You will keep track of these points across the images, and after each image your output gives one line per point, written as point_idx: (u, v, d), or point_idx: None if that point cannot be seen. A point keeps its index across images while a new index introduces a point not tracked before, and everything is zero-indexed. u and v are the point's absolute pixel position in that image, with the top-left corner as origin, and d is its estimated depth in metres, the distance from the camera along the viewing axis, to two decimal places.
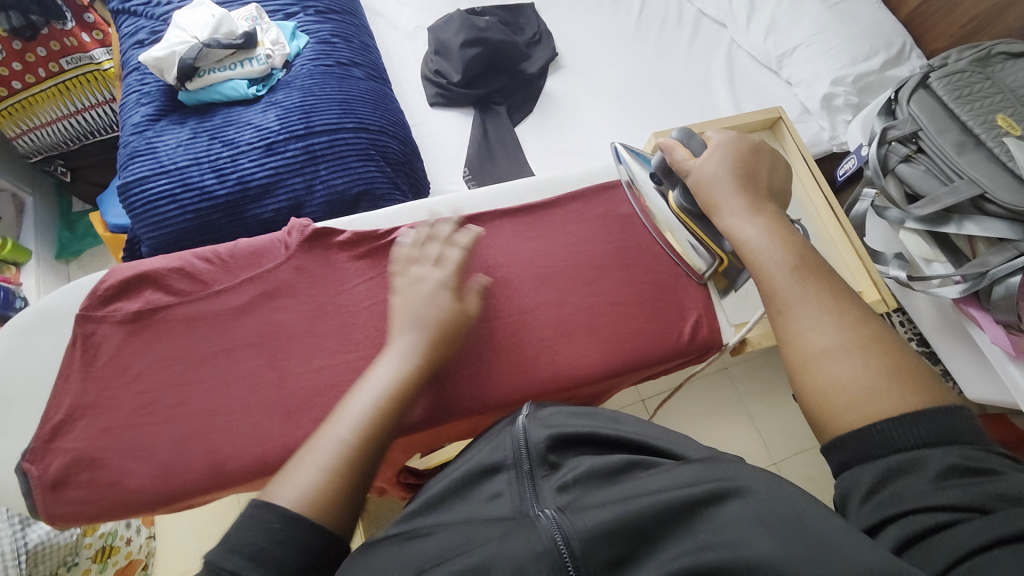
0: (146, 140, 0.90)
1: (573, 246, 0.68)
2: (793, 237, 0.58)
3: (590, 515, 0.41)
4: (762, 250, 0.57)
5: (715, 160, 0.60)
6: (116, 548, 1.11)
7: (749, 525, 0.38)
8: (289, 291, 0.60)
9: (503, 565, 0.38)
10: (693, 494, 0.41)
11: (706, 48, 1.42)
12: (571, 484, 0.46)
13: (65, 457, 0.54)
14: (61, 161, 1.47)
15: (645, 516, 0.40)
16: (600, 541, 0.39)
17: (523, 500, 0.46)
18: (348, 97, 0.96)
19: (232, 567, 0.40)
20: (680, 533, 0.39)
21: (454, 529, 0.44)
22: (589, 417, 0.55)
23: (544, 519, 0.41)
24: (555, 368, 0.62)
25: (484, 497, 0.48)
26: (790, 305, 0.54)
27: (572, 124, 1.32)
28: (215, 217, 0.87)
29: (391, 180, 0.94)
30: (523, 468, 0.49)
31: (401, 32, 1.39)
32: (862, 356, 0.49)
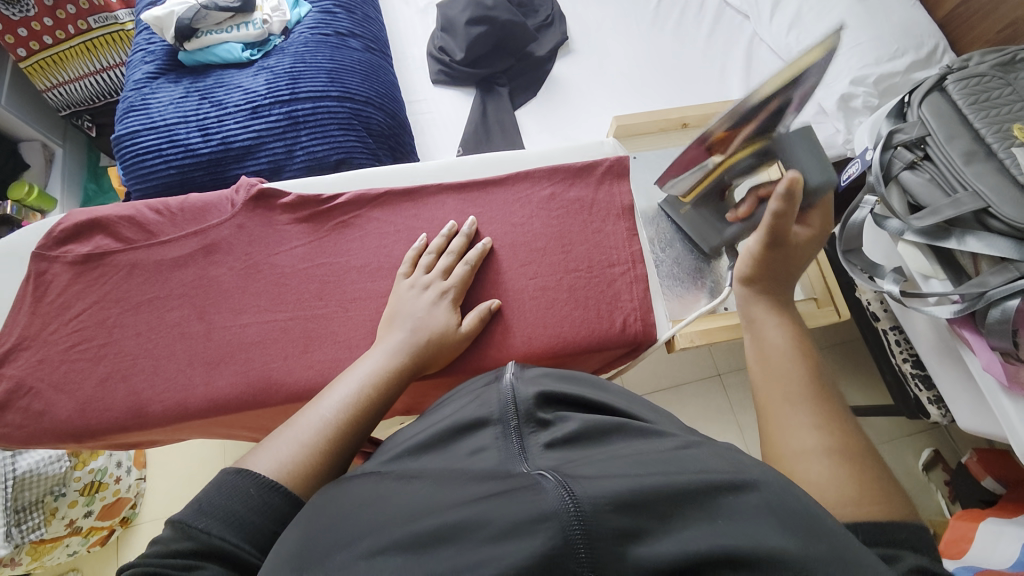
0: (142, 97, 0.94)
1: (514, 225, 0.66)
2: (809, 344, 0.55)
3: (600, 482, 0.33)
4: (770, 337, 0.56)
5: (800, 247, 0.60)
6: (104, 484, 1.18)
7: (767, 520, 0.33)
8: (227, 248, 0.62)
9: (493, 527, 0.32)
10: (709, 482, 0.35)
11: (727, 40, 1.35)
12: (560, 442, 0.41)
13: (8, 383, 0.57)
14: (88, 117, 1.53)
15: (663, 491, 0.33)
16: (615, 506, 0.32)
17: (509, 455, 0.40)
18: (338, 66, 0.97)
19: (203, 528, 0.38)
20: (698, 517, 0.33)
21: (429, 482, 0.39)
22: (577, 383, 0.51)
23: (547, 482, 0.34)
24: (474, 347, 0.61)
25: (466, 452, 0.42)
26: (774, 402, 0.50)
27: (576, 110, 1.29)
28: (197, 174, 0.90)
29: (371, 151, 0.95)
30: (508, 425, 0.43)
31: (413, 8, 1.39)
32: (841, 461, 0.44)
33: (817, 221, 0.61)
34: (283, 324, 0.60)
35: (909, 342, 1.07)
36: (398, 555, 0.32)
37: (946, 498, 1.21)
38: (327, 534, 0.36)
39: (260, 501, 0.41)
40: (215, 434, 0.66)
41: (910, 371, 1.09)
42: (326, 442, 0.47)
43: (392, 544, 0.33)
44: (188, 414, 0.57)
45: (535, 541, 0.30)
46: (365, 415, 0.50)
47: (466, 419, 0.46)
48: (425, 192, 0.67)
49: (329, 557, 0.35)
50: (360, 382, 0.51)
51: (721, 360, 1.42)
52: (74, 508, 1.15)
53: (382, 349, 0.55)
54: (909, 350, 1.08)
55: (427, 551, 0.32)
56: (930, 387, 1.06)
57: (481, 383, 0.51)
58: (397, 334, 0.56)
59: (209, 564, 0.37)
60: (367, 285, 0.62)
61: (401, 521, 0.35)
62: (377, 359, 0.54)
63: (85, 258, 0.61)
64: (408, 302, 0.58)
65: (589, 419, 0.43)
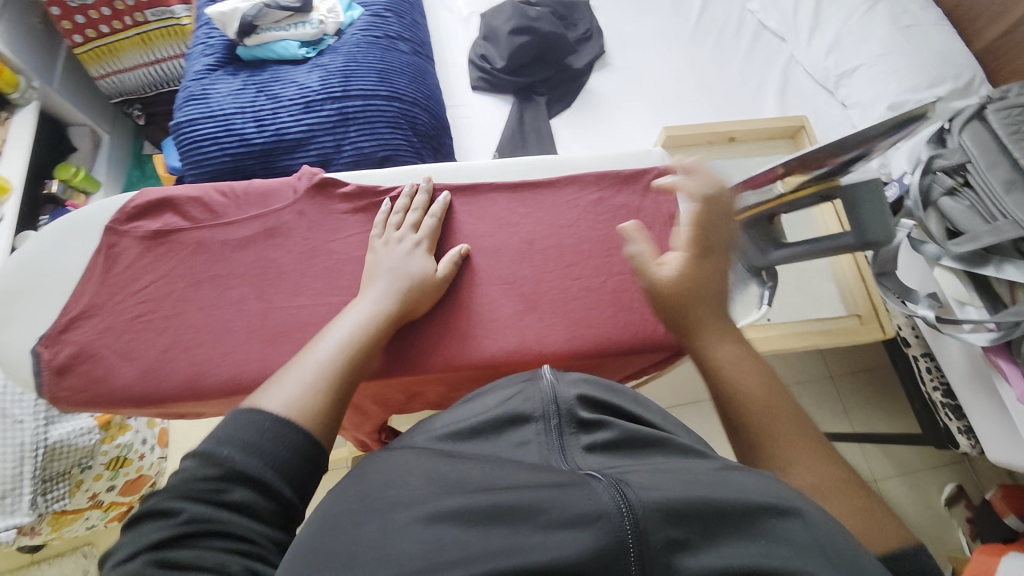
0: (202, 87, 0.98)
1: (561, 227, 0.68)
2: (761, 365, 0.55)
3: (652, 490, 0.35)
4: (734, 377, 0.53)
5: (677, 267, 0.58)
6: (128, 460, 1.22)
7: (814, 553, 0.34)
8: (287, 232, 0.65)
9: (552, 519, 0.34)
10: (757, 503, 0.36)
11: (763, 61, 1.38)
12: (600, 447, 0.43)
13: (74, 347, 0.60)
14: (139, 106, 1.62)
15: (710, 506, 0.35)
16: (667, 516, 0.33)
17: (551, 452, 0.43)
18: (388, 67, 1.00)
19: (228, 454, 0.40)
20: (741, 535, 0.34)
21: (478, 465, 0.42)
22: (614, 393, 0.53)
23: (601, 484, 0.36)
24: (450, 296, 0.64)
25: (511, 443, 0.45)
26: (762, 430, 0.50)
27: (611, 121, 1.31)
28: (249, 162, 0.94)
29: (415, 150, 0.98)
30: (550, 424, 0.46)
31: (456, 16, 1.43)
32: (839, 495, 0.45)
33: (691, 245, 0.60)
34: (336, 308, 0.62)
35: (941, 370, 1.07)
36: (456, 525, 0.35)
37: (968, 535, 1.18)
38: (385, 495, 0.40)
39: (273, 430, 0.42)
40: None
41: (942, 400, 1.08)
42: (329, 376, 0.49)
43: (451, 514, 0.36)
44: (241, 388, 0.59)
45: (589, 537, 0.33)
46: (361, 352, 0.52)
47: (510, 412, 0.48)
48: (477, 192, 0.69)
49: (392, 514, 0.37)
50: (350, 325, 0.54)
51: None
52: (98, 482, 1.18)
53: (364, 298, 0.57)
54: (940, 378, 1.08)
55: (485, 525, 0.35)
56: (961, 417, 1.05)
57: (523, 381, 0.54)
58: (382, 284, 0.58)
59: (240, 488, 0.39)
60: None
61: (462, 493, 0.38)
62: (361, 306, 0.56)
63: (153, 234, 0.64)
64: (386, 252, 0.61)
65: (629, 428, 0.45)
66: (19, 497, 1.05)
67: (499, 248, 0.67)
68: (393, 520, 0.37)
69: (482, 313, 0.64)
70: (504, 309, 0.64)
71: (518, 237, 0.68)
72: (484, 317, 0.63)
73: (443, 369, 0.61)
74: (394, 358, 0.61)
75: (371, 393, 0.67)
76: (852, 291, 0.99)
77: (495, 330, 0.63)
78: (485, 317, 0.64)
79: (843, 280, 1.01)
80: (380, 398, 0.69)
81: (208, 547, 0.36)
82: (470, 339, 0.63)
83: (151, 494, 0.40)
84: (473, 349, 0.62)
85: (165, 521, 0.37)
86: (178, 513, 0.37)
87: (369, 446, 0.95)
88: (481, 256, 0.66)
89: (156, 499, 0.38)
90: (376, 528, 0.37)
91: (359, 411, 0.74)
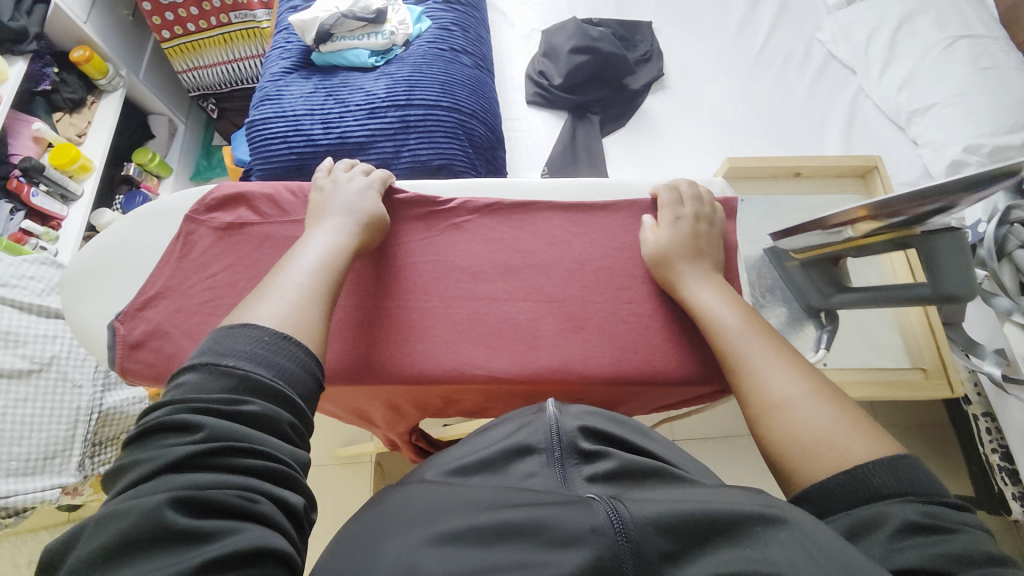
0: (277, 88, 1.04)
1: (615, 250, 0.67)
2: (733, 294, 0.62)
3: (643, 506, 0.41)
4: (716, 312, 0.60)
5: (670, 229, 0.64)
6: None
7: (800, 554, 0.37)
8: None
9: (555, 535, 0.40)
10: (742, 512, 0.41)
11: (829, 92, 1.34)
12: (601, 476, 0.48)
13: (147, 325, 0.63)
14: (213, 100, 1.72)
15: (698, 518, 0.40)
16: (656, 531, 0.39)
17: (556, 481, 0.48)
18: (450, 79, 1.03)
19: (233, 363, 0.44)
20: (727, 544, 0.39)
21: (488, 491, 0.48)
22: (617, 423, 0.58)
23: (599, 503, 0.42)
24: (497, 309, 0.65)
25: (518, 475, 0.50)
26: (750, 357, 0.56)
27: (665, 144, 1.30)
28: (313, 162, 0.98)
29: (470, 161, 1.00)
30: (555, 455, 0.51)
31: (518, 32, 1.46)
32: (821, 401, 0.50)
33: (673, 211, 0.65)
34: (389, 309, 0.64)
35: (1002, 433, 1.00)
36: (466, 545, 0.40)
37: None
38: (403, 521, 0.46)
39: (277, 348, 0.47)
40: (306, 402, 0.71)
41: (998, 463, 1.01)
42: (308, 295, 0.53)
43: (461, 534, 0.41)
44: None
45: (587, 550, 0.38)
46: (332, 274, 0.57)
47: (517, 443, 0.54)
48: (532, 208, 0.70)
49: (414, 531, 0.44)
50: (319, 253, 0.58)
51: None
52: None
53: (322, 229, 0.60)
54: (1000, 441, 1.01)
55: (496, 541, 0.40)
56: (1017, 483, 0.98)
57: (528, 413, 0.59)
58: (340, 217, 0.62)
59: (256, 400, 0.43)
60: (470, 288, 0.66)
61: (474, 512, 0.44)
62: (324, 237, 0.59)
63: (230, 225, 0.68)
64: (340, 191, 0.65)
65: (628, 458, 0.50)
66: (68, 459, 1.07)
67: (549, 264, 0.67)
68: (405, 540, 0.42)
69: (527, 328, 0.63)
70: (550, 327, 0.63)
71: (570, 255, 0.67)
72: (528, 332, 0.63)
73: (485, 381, 0.61)
74: (438, 365, 0.62)
75: (411, 396, 0.68)
76: (918, 339, 0.94)
77: (539, 346, 0.63)
78: (529, 332, 0.63)
79: (910, 332, 0.96)
80: (419, 402, 0.70)
81: (234, 462, 0.39)
82: (513, 352, 0.62)
83: (158, 411, 0.42)
84: (515, 362, 0.62)
85: (183, 437, 0.40)
86: (198, 429, 0.40)
87: (398, 445, 0.97)
88: (532, 272, 0.67)
89: (172, 414, 0.41)
90: (392, 543, 0.43)
91: (398, 413, 0.75)
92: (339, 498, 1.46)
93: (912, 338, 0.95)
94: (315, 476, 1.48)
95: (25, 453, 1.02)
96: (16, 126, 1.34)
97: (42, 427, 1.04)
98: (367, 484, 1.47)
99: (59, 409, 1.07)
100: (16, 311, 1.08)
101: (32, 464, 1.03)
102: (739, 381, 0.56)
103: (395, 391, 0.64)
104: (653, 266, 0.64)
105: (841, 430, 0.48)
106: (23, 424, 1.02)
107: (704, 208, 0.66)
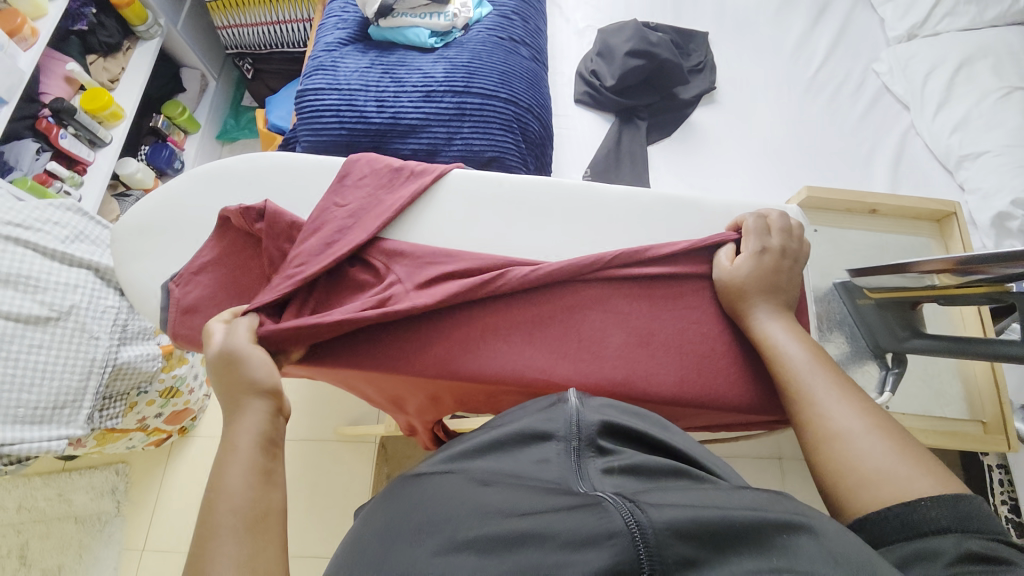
0: (331, 58, 1.01)
1: (682, 268, 0.66)
2: (803, 332, 0.59)
3: (662, 509, 0.37)
4: (782, 344, 0.58)
5: (751, 262, 0.62)
6: (179, 392, 1.33)
7: (827, 564, 0.34)
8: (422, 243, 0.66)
9: (562, 539, 0.37)
10: (767, 519, 0.37)
11: (879, 126, 1.33)
12: (617, 470, 0.45)
13: (201, 290, 0.63)
14: (250, 60, 1.68)
15: (721, 523, 0.36)
16: (675, 534, 0.35)
17: (568, 473, 0.45)
18: (509, 69, 1.01)
19: None
20: (750, 552, 0.35)
21: (505, 490, 0.44)
22: (640, 418, 0.54)
23: (613, 505, 0.38)
24: (560, 316, 0.64)
25: (532, 459, 0.49)
26: (811, 389, 0.53)
27: (709, 159, 1.28)
28: (362, 140, 0.96)
29: (522, 156, 0.98)
30: (571, 445, 0.48)
31: (572, 28, 1.44)
32: (883, 435, 0.47)
33: (756, 243, 0.63)
34: (451, 304, 0.64)
35: (1013, 485, 1.03)
36: (475, 553, 0.38)
37: None
38: (417, 520, 0.44)
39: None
40: (345, 381, 0.71)
41: (1006, 515, 1.05)
42: (249, 545, 0.43)
43: (473, 540, 0.39)
44: (357, 364, 0.62)
45: (602, 553, 0.35)
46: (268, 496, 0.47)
47: (534, 430, 0.52)
48: (604, 277, 0.65)
49: (425, 531, 0.42)
50: (237, 476, 0.46)
51: (785, 445, 1.37)
52: (150, 407, 1.28)
53: (237, 439, 0.50)
54: (1012, 493, 1.05)
55: (507, 550, 0.38)
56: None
57: (551, 402, 0.56)
58: (252, 411, 0.52)
59: None
60: (534, 291, 0.64)
61: (484, 519, 0.41)
62: (238, 450, 0.49)
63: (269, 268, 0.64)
64: (238, 366, 0.54)
65: (651, 459, 0.46)
66: (77, 411, 1.05)
67: (617, 275, 0.65)
68: (415, 551, 0.40)
69: (591, 337, 0.63)
70: (614, 340, 0.63)
71: (641, 269, 0.66)
72: (592, 341, 0.63)
73: (545, 386, 0.60)
74: (496, 367, 0.61)
75: (455, 391, 0.67)
76: (969, 392, 0.95)
77: (601, 358, 0.62)
78: (593, 341, 0.63)
79: (971, 385, 0.95)
80: (460, 398, 0.70)
81: None
82: (575, 361, 0.62)
83: None
84: (577, 372, 0.61)
85: None
86: None
87: (416, 432, 0.97)
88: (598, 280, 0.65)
89: None
90: (407, 554, 0.41)
91: (435, 406, 0.74)
92: (341, 477, 1.45)
93: (953, 388, 0.95)
94: (318, 453, 1.47)
95: (33, 400, 1.00)
96: (52, 66, 1.31)
97: (54, 375, 1.02)
98: (369, 465, 1.47)
99: (74, 358, 1.03)
100: (38, 255, 1.05)
101: (41, 413, 1.01)
102: (795, 409, 0.53)
103: (448, 386, 0.64)
104: (721, 294, 0.64)
105: (904, 466, 0.44)
106: (36, 372, 1.00)
107: (792, 242, 0.65)
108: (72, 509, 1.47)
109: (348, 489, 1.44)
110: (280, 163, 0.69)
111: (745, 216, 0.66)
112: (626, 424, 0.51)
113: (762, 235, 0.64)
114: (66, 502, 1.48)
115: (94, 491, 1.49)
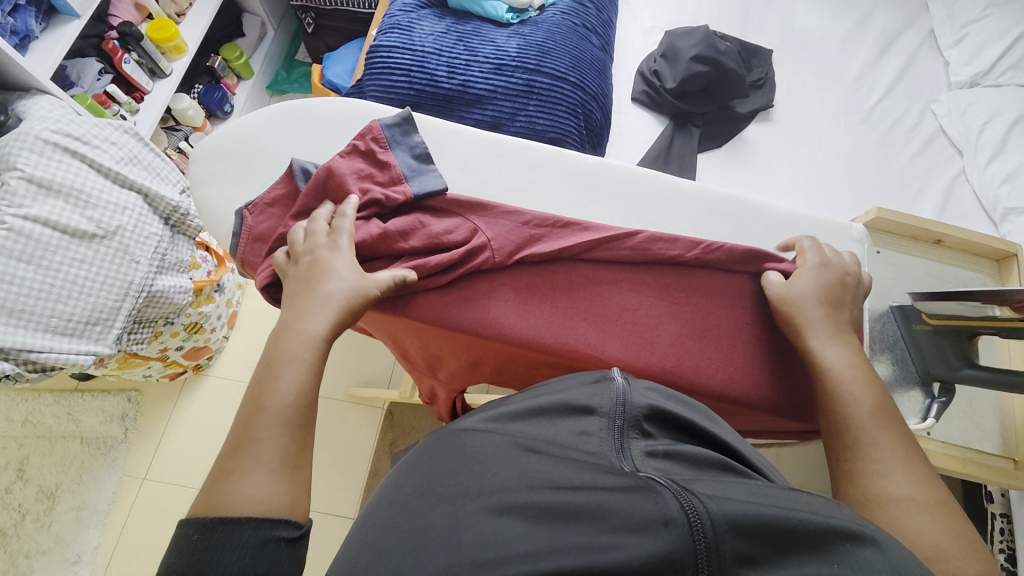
0: (409, 19, 1.02)
1: (740, 268, 0.69)
2: (867, 370, 0.59)
3: (721, 502, 0.36)
4: (844, 384, 0.57)
5: (809, 279, 0.65)
6: (202, 328, 1.36)
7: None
8: (489, 208, 0.67)
9: (617, 519, 0.36)
10: (828, 527, 0.36)
11: (931, 166, 1.32)
12: (661, 454, 0.44)
13: (270, 222, 0.66)
14: (313, 14, 1.67)
15: (783, 527, 0.35)
16: (733, 531, 0.34)
17: (609, 449, 0.45)
18: (580, 55, 1.01)
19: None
20: (812, 556, 0.34)
21: (547, 462, 0.44)
22: (688, 408, 0.54)
23: (667, 491, 0.37)
24: (620, 300, 0.66)
25: (574, 432, 0.49)
26: (871, 445, 0.52)
27: (757, 176, 1.29)
28: (428, 102, 0.97)
29: (581, 141, 0.98)
30: (614, 422, 0.48)
31: (639, 26, 1.44)
32: (936, 516, 0.46)
33: (813, 261, 0.67)
34: (524, 282, 0.65)
35: (1014, 535, 1.06)
36: (526, 519, 0.39)
37: None
38: (455, 489, 0.44)
39: (221, 543, 0.41)
40: (387, 331, 0.73)
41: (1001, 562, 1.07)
42: (286, 451, 0.48)
43: (519, 507, 0.40)
44: (412, 314, 0.63)
45: (656, 540, 0.34)
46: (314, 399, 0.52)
47: (577, 405, 0.52)
48: (680, 264, 0.68)
49: (464, 501, 0.42)
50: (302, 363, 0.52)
51: (786, 468, 1.38)
52: (172, 338, 1.29)
53: (294, 334, 0.54)
54: (1011, 542, 1.07)
55: (554, 523, 0.38)
56: None
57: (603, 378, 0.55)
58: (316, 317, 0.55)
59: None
60: (599, 276, 0.67)
61: (531, 489, 0.41)
62: (299, 354, 0.53)
63: None
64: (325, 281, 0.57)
65: (695, 450, 0.45)
66: (109, 328, 1.04)
67: (680, 268, 0.68)
68: (462, 509, 0.41)
69: (645, 322, 0.65)
70: (667, 329, 0.65)
71: (705, 267, 0.68)
72: (645, 326, 0.65)
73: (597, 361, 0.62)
74: (555, 334, 0.63)
75: (498, 357, 0.69)
76: (989, 437, 0.96)
77: (655, 342, 0.64)
78: (647, 327, 0.65)
79: (991, 430, 0.96)
80: (500, 367, 0.72)
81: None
82: (630, 343, 0.64)
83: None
84: (632, 353, 0.63)
85: None
86: None
87: (436, 403, 0.98)
88: (665, 279, 0.68)
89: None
90: (445, 514, 0.42)
91: (471, 375, 0.75)
92: (347, 434, 1.48)
93: (978, 433, 0.95)
94: (327, 408, 1.50)
95: (68, 312, 0.99)
96: None
97: (92, 291, 1.01)
98: (375, 428, 1.49)
99: (113, 278, 1.03)
100: (91, 171, 1.04)
101: (73, 326, 1.00)
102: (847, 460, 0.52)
103: (497, 350, 0.65)
104: (778, 306, 0.65)
105: (956, 552, 0.44)
106: (72, 285, 0.99)
107: (850, 270, 0.68)
108: (79, 428, 1.50)
109: (351, 448, 1.46)
110: (363, 111, 0.73)
111: (800, 239, 0.71)
112: (672, 411, 0.50)
113: (818, 258, 0.68)
114: (74, 422, 1.50)
115: (104, 415, 1.51)
